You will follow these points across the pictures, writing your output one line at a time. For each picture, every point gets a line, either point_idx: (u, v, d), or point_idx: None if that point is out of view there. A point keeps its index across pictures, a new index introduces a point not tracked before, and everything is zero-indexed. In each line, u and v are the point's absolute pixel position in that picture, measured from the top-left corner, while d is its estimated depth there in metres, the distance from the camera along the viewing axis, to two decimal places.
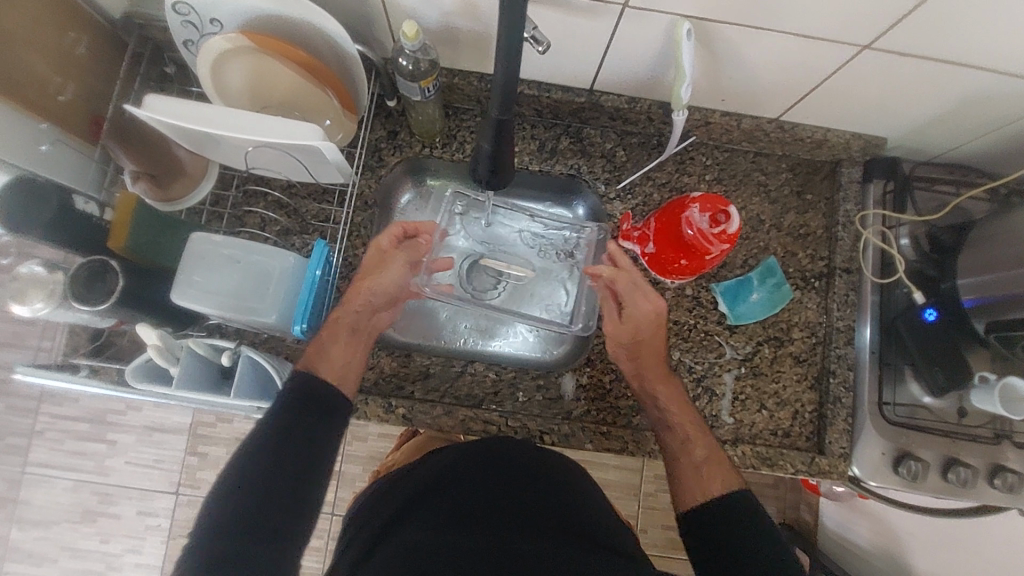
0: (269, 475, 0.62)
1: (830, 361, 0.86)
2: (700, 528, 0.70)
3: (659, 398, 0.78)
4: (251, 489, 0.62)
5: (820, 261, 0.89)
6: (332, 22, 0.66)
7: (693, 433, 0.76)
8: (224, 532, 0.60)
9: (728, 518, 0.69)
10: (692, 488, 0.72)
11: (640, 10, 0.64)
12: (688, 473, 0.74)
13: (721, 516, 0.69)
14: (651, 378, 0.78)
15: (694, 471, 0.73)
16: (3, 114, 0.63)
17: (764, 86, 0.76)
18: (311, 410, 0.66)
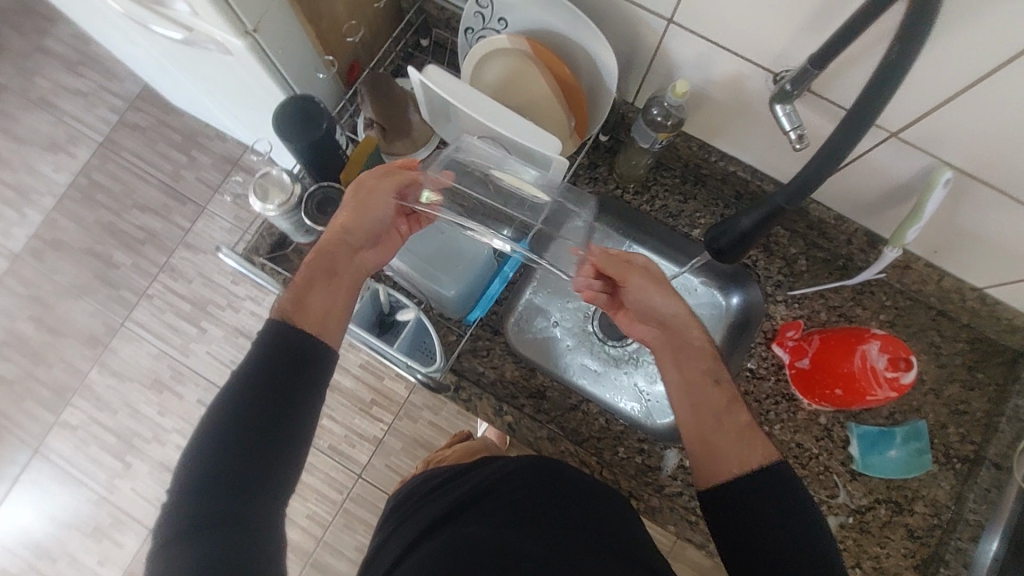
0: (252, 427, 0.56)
1: (945, 551, 0.80)
2: (731, 509, 0.58)
3: (701, 349, 0.66)
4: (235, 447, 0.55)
5: (968, 444, 0.84)
6: (610, 56, 0.72)
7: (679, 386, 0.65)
8: (201, 492, 0.54)
9: (761, 489, 0.58)
10: (727, 455, 0.60)
11: (908, 144, 0.65)
12: (721, 440, 0.61)
13: (758, 498, 0.58)
14: (686, 321, 0.66)
15: (742, 434, 0.61)
16: (303, 38, 0.72)
17: (984, 255, 0.74)
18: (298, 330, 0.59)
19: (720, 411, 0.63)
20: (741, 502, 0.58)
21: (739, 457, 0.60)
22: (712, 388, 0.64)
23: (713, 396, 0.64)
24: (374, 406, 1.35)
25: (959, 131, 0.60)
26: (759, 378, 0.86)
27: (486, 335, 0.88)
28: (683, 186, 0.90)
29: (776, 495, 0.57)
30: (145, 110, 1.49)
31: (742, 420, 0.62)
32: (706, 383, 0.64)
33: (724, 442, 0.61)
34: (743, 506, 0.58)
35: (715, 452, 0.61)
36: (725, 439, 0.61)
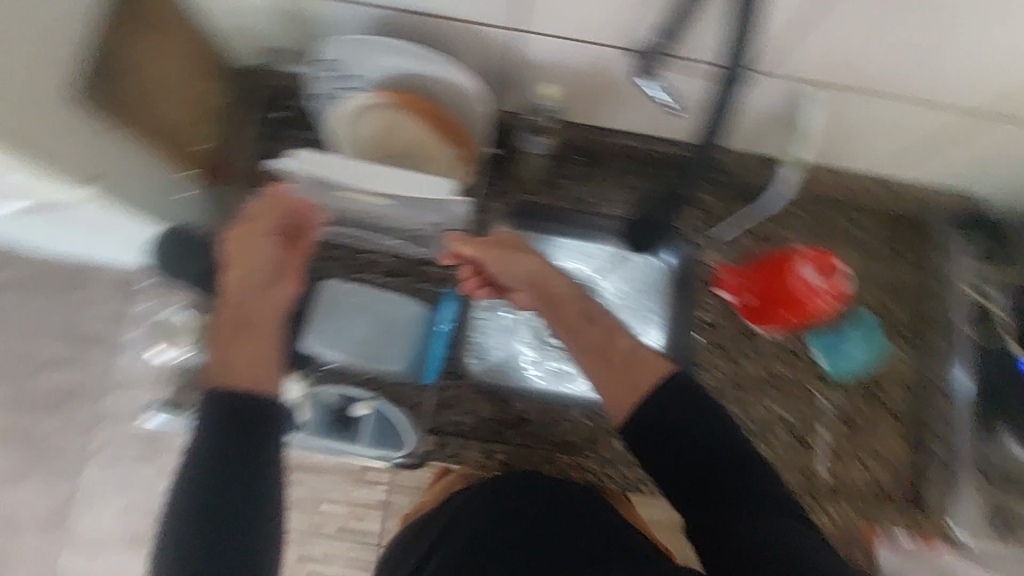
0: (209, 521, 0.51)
1: (925, 415, 0.86)
2: (652, 439, 0.55)
3: (575, 293, 0.66)
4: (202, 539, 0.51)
5: (913, 314, 0.89)
6: (472, 81, 0.70)
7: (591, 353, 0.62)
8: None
9: (661, 402, 0.55)
10: (615, 388, 0.57)
11: (773, 75, 0.67)
12: (617, 366, 0.59)
13: (666, 407, 0.55)
14: (546, 274, 0.67)
15: (629, 357, 0.59)
16: (145, 166, 0.66)
17: (867, 146, 0.79)
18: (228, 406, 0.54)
19: (580, 345, 0.63)
20: (649, 421, 0.55)
21: (632, 384, 0.57)
22: (587, 328, 0.63)
23: (586, 336, 0.63)
24: None
25: (812, 51, 0.63)
26: (715, 326, 0.89)
27: (450, 382, 0.83)
28: (587, 170, 0.89)
29: (692, 406, 0.55)
30: None
31: (641, 344, 0.60)
32: (583, 323, 0.64)
33: (613, 376, 0.58)
34: (660, 430, 0.55)
35: (611, 383, 0.58)
36: (619, 372, 0.58)
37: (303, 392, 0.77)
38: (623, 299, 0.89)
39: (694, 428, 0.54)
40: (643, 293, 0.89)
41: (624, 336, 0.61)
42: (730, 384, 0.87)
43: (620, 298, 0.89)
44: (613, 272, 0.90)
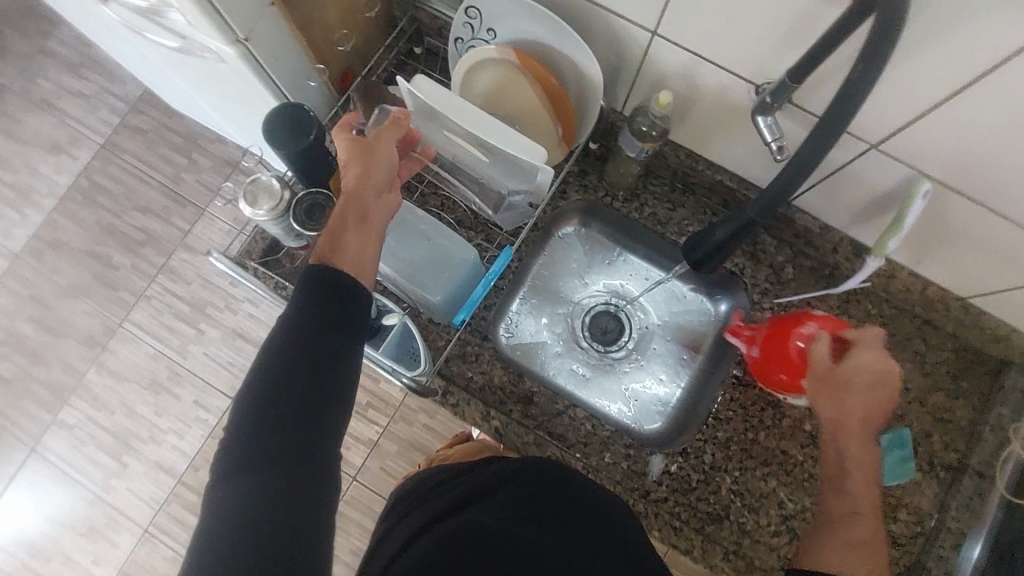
0: (299, 406, 0.51)
1: (927, 557, 0.81)
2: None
3: (839, 465, 0.67)
4: (286, 428, 0.50)
5: (952, 453, 0.85)
6: (596, 68, 0.73)
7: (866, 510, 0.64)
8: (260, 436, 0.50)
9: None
10: (831, 557, 0.62)
11: (886, 155, 0.66)
12: (842, 548, 0.63)
13: None
14: (828, 432, 0.67)
15: (847, 547, 0.63)
16: (293, 47, 0.73)
17: (965, 267, 0.76)
18: (340, 281, 0.56)
19: (832, 509, 0.66)
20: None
21: (872, 572, 0.61)
22: (834, 493, 0.67)
23: (833, 502, 0.66)
24: (369, 408, 1.28)
25: (937, 143, 0.61)
26: (744, 385, 0.87)
27: (475, 340, 0.88)
28: (672, 194, 0.91)
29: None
30: (147, 113, 1.44)
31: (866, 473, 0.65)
32: (830, 488, 0.68)
33: (835, 543, 0.64)
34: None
35: (822, 550, 0.64)
36: (841, 551, 0.63)
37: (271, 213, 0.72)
38: (662, 332, 0.93)
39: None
40: (681, 331, 0.93)
41: (865, 522, 0.64)
42: (737, 446, 0.85)
43: (661, 330, 0.93)
44: (661, 301, 0.94)
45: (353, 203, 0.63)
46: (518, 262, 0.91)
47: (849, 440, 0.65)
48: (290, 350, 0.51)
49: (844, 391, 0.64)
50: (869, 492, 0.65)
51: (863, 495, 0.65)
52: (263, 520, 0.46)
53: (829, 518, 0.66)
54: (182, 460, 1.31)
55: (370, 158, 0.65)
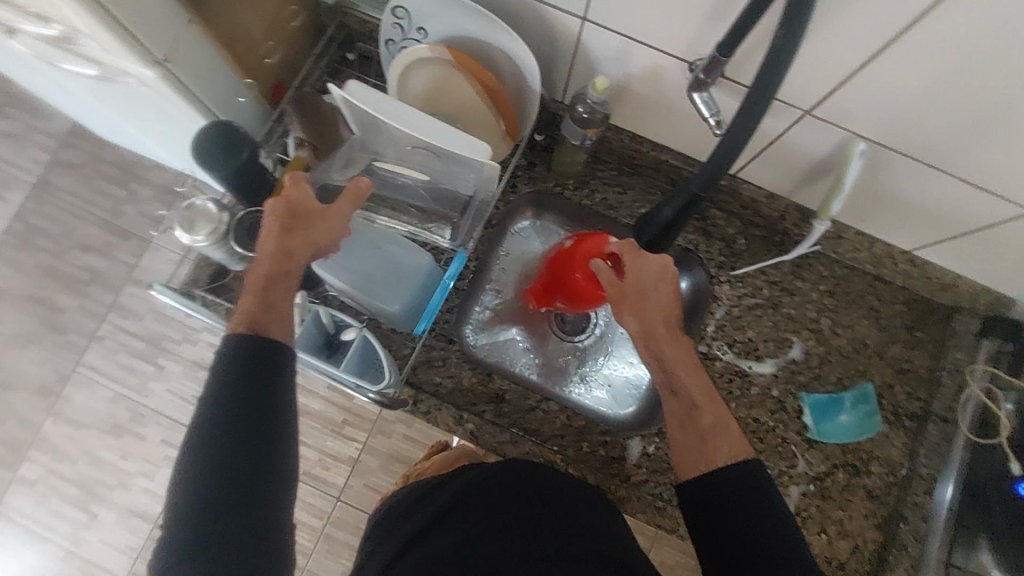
0: (238, 481, 0.52)
1: (904, 506, 0.83)
2: (695, 509, 0.55)
3: (647, 356, 0.61)
4: (224, 502, 0.52)
5: (915, 402, 0.88)
6: (531, 59, 0.72)
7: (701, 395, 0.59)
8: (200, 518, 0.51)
9: (732, 488, 0.54)
10: (692, 454, 0.57)
11: (821, 120, 0.67)
12: (686, 439, 0.58)
13: (731, 497, 0.53)
14: (635, 339, 0.62)
15: (695, 438, 0.57)
16: (216, 62, 0.70)
17: (907, 221, 0.78)
18: (265, 351, 0.56)
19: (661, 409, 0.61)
20: (710, 499, 0.54)
21: (697, 458, 0.56)
22: (672, 398, 0.60)
23: (666, 403, 0.60)
24: (345, 425, 1.25)
25: (867, 103, 0.62)
26: (710, 359, 0.88)
27: (440, 344, 0.89)
28: (621, 177, 0.93)
29: (746, 496, 0.53)
30: (77, 146, 1.36)
31: (691, 371, 0.60)
32: (662, 393, 0.61)
33: (679, 438, 0.58)
34: (714, 508, 0.54)
35: (682, 449, 0.57)
36: (685, 439, 0.58)
37: (209, 241, 0.69)
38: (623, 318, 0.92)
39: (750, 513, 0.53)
40: None
41: (707, 412, 0.58)
42: None
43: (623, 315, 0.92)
44: None
45: (283, 259, 0.61)
46: (476, 263, 0.91)
47: (657, 333, 0.61)
48: (222, 431, 0.53)
49: (641, 294, 0.62)
50: (711, 399, 0.59)
51: (692, 379, 0.60)
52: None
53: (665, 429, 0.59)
54: (155, 502, 1.25)
55: (310, 221, 0.62)
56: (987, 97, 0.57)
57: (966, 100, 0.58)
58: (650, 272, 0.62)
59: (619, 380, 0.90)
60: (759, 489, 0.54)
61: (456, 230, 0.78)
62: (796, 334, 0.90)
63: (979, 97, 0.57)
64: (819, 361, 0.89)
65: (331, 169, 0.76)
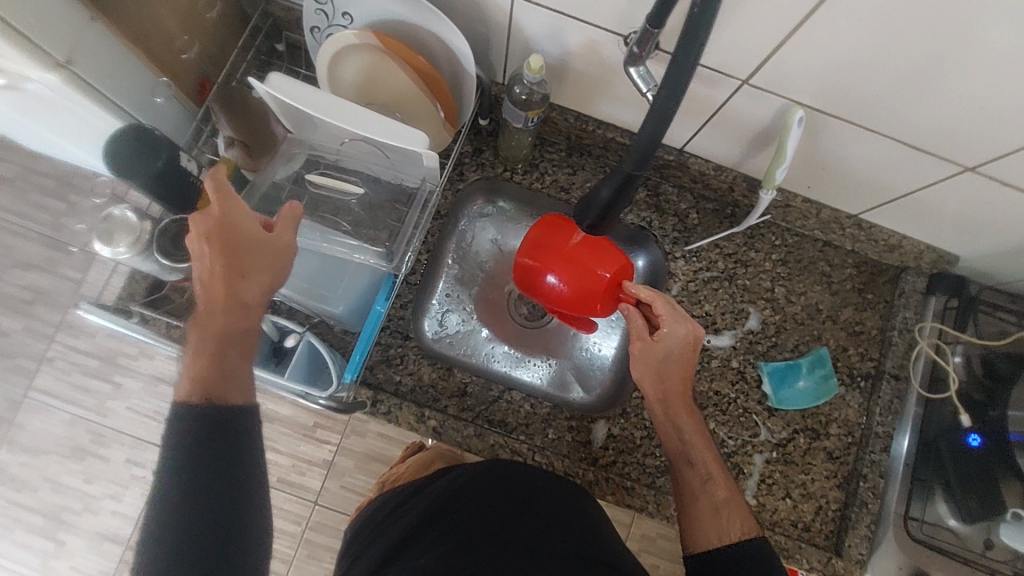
0: (211, 527, 0.55)
1: (862, 465, 0.85)
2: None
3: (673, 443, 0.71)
4: (202, 529, 0.54)
5: (868, 361, 0.89)
6: (463, 41, 0.69)
7: (715, 472, 0.70)
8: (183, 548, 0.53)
9: (745, 565, 0.63)
10: (707, 528, 0.66)
11: (760, 89, 0.67)
12: (706, 516, 0.67)
13: (739, 565, 0.63)
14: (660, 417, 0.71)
15: (710, 517, 0.67)
16: (126, 60, 0.65)
17: (851, 185, 0.79)
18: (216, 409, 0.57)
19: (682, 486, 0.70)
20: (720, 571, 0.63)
21: (713, 529, 0.66)
22: (688, 467, 0.70)
23: (690, 479, 0.70)
24: (317, 428, 1.22)
25: (803, 69, 0.62)
26: None
27: (397, 341, 0.86)
28: (570, 158, 0.91)
29: (753, 568, 0.62)
30: None
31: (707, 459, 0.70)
32: (684, 468, 0.70)
33: (698, 516, 0.67)
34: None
35: (702, 523, 0.67)
36: (702, 515, 0.67)
37: (128, 253, 0.67)
38: None
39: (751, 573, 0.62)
40: None
41: (718, 488, 0.69)
42: None
43: None
44: None
45: (229, 303, 0.59)
46: (428, 255, 0.89)
47: (677, 416, 0.70)
48: (191, 478, 0.55)
49: (667, 370, 0.68)
50: (720, 476, 0.69)
51: (712, 467, 0.70)
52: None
53: (686, 506, 0.69)
54: (126, 524, 1.20)
55: (246, 255, 0.59)
56: (917, 58, 0.57)
57: (898, 62, 0.58)
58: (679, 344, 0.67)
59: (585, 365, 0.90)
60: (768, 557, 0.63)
61: (390, 252, 0.71)
62: (752, 305, 0.90)
63: (910, 59, 0.57)
64: (776, 329, 0.90)
65: (274, 167, 0.74)
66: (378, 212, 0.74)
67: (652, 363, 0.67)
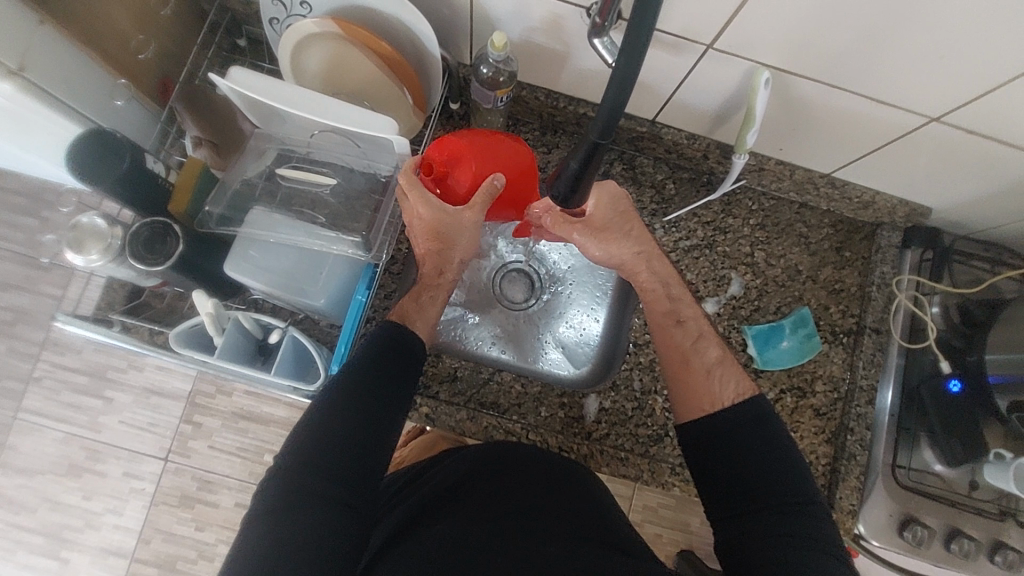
0: (334, 484, 0.61)
1: (850, 418, 0.86)
2: (699, 438, 0.69)
3: (658, 296, 0.76)
4: (328, 477, 0.61)
5: (850, 318, 0.90)
6: (425, 24, 0.69)
7: (708, 334, 0.75)
8: (293, 486, 0.60)
9: (737, 421, 0.68)
10: (704, 392, 0.70)
11: (723, 53, 0.67)
12: (700, 377, 0.71)
13: (733, 428, 0.68)
14: (638, 264, 0.75)
15: (703, 377, 0.71)
16: (80, 63, 0.64)
17: (823, 143, 0.79)
18: (395, 362, 0.67)
19: (670, 343, 0.75)
20: (714, 429, 0.68)
21: (711, 393, 0.70)
22: (678, 325, 0.75)
23: (680, 335, 0.74)
24: None
25: (763, 29, 0.62)
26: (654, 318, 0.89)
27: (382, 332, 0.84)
28: (544, 137, 0.91)
29: (745, 428, 0.67)
30: None
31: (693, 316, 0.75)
32: (672, 325, 0.75)
33: (693, 379, 0.71)
34: (720, 440, 0.68)
35: (697, 384, 0.71)
36: (698, 380, 0.71)
37: (98, 258, 0.67)
38: (561, 299, 0.93)
39: (769, 458, 0.66)
40: (585, 292, 0.93)
41: (708, 346, 0.74)
42: (650, 372, 0.87)
43: (561, 298, 0.94)
44: (552, 268, 0.95)
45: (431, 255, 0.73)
46: (407, 241, 0.87)
47: (653, 262, 0.76)
48: (328, 426, 0.62)
49: (613, 237, 0.74)
50: (708, 335, 0.74)
51: (696, 318, 0.75)
52: (293, 557, 0.56)
53: (677, 367, 0.73)
54: (129, 537, 1.19)
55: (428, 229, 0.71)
56: (873, 11, 0.57)
57: (855, 16, 0.58)
58: (609, 206, 0.75)
59: (569, 356, 0.91)
60: (765, 417, 0.68)
61: (368, 240, 0.71)
62: (733, 270, 0.91)
63: (867, 12, 0.57)
64: (758, 293, 0.91)
65: (243, 166, 0.74)
66: (354, 202, 0.73)
67: (604, 239, 0.74)
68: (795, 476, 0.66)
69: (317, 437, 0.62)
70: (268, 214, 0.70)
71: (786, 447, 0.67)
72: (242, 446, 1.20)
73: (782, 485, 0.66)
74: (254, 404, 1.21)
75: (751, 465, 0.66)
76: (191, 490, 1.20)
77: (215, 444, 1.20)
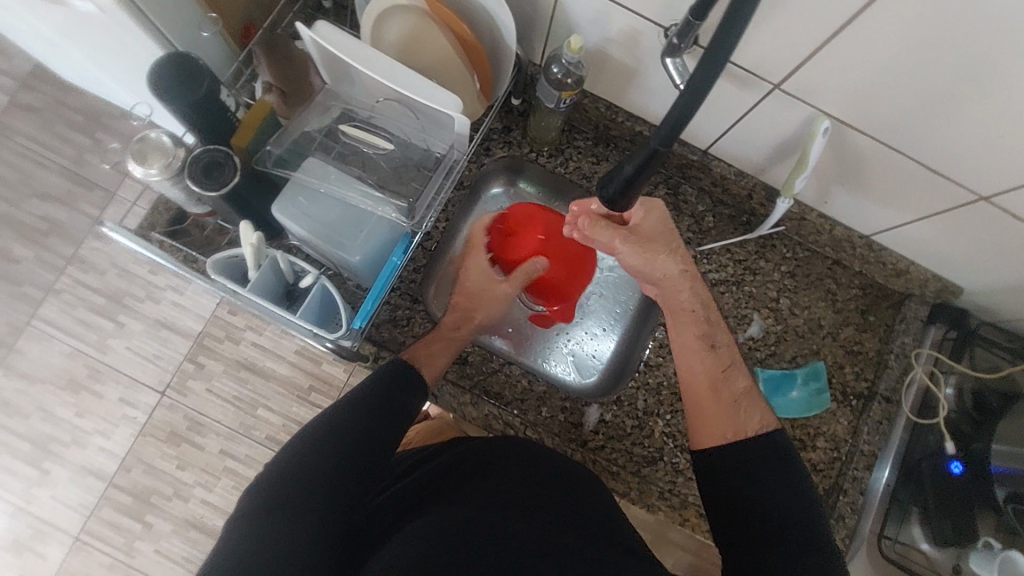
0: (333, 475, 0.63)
1: (845, 479, 0.86)
2: (711, 470, 0.67)
3: (694, 316, 0.74)
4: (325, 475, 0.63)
5: (863, 381, 0.91)
6: (509, 17, 0.72)
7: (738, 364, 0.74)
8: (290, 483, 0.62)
9: (754, 454, 0.66)
10: (726, 422, 0.68)
11: (787, 95, 0.69)
12: (725, 405, 0.70)
13: (759, 459, 0.65)
14: (681, 282, 0.73)
15: (731, 406, 0.69)
16: None
17: (869, 202, 0.80)
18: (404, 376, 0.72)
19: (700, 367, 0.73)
20: (727, 461, 0.66)
21: (736, 424, 0.68)
22: (711, 351, 0.73)
23: (711, 361, 0.72)
24: (312, 393, 1.23)
25: (830, 79, 0.64)
26: (663, 360, 0.89)
27: (406, 303, 0.87)
28: (596, 148, 0.93)
29: (766, 462, 0.65)
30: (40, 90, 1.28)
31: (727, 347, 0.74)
32: (704, 349, 0.73)
33: (715, 408, 0.69)
34: (732, 471, 0.66)
35: (719, 415, 0.69)
36: (721, 408, 0.69)
37: (157, 174, 0.70)
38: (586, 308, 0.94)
39: (779, 506, 0.63)
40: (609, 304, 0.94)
41: (738, 379, 0.72)
42: (651, 395, 0.88)
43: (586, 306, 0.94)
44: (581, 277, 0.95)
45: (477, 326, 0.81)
46: (446, 222, 0.91)
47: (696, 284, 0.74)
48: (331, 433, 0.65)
49: (656, 251, 0.72)
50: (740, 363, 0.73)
51: (728, 347, 0.74)
52: (281, 544, 0.58)
53: (701, 393, 0.71)
54: (112, 461, 1.21)
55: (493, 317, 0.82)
56: (941, 79, 0.58)
57: (923, 79, 0.59)
58: (655, 221, 0.72)
59: (580, 367, 0.92)
60: (785, 457, 0.66)
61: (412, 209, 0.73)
62: (756, 312, 0.92)
63: (935, 78, 0.58)
64: (776, 339, 0.91)
65: (306, 118, 0.75)
66: (403, 171, 0.75)
67: (648, 248, 0.72)
68: (813, 523, 0.63)
69: (321, 437, 0.65)
70: (325, 164, 0.73)
71: (806, 488, 0.65)
72: (238, 396, 1.22)
73: (802, 525, 0.63)
74: (259, 357, 1.23)
75: (775, 502, 0.63)
76: (180, 428, 1.21)
77: (213, 388, 1.22)
